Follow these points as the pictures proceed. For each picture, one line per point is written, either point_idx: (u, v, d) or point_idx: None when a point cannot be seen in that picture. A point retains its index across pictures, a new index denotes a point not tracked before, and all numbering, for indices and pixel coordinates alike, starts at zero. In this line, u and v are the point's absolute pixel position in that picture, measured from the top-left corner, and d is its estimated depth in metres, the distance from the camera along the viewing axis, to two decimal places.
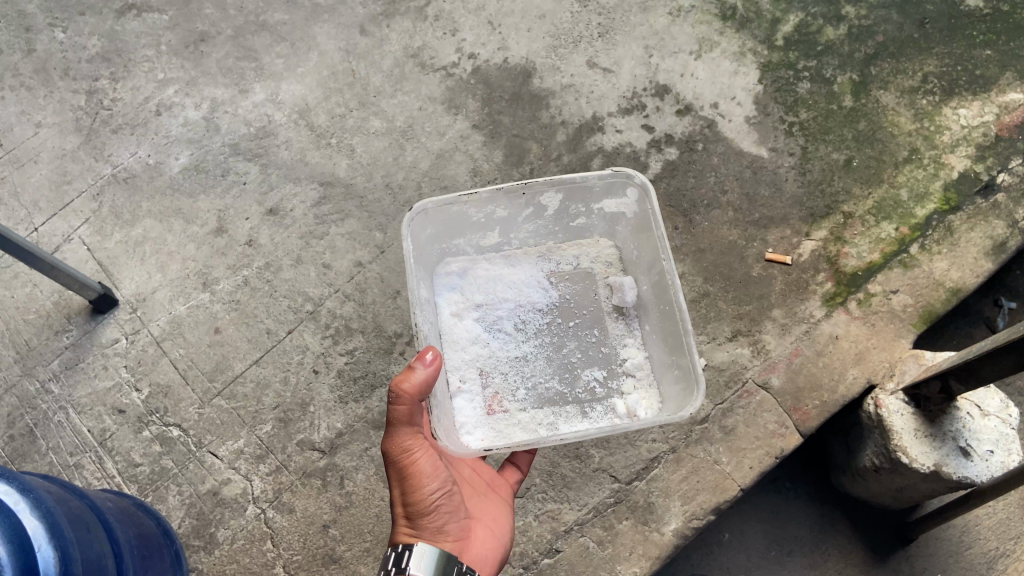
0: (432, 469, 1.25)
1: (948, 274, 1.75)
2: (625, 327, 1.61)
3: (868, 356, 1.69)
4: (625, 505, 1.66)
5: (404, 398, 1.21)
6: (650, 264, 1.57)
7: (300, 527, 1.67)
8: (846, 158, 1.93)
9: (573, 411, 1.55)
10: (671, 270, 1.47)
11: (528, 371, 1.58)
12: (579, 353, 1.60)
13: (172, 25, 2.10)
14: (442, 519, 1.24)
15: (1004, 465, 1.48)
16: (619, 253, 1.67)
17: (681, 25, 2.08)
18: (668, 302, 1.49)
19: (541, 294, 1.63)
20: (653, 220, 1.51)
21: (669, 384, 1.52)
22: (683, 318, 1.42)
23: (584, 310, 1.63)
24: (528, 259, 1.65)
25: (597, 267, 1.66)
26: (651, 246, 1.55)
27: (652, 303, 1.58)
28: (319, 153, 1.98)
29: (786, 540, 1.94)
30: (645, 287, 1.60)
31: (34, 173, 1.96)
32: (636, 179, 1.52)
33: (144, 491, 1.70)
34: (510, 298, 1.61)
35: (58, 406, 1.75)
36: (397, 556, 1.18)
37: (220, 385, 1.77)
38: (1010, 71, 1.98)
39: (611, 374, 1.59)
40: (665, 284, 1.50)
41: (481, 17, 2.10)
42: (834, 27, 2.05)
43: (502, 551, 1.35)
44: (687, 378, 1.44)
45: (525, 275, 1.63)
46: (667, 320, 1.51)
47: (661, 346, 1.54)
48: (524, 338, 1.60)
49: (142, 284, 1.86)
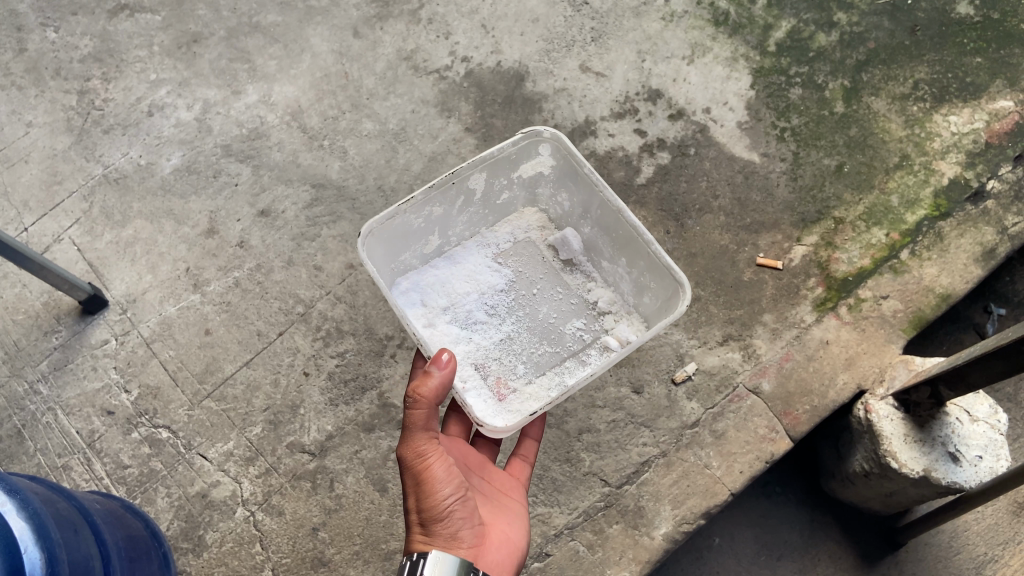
0: (448, 474, 1.23)
1: (938, 279, 1.74)
2: (586, 274, 1.65)
3: (858, 361, 1.68)
4: (615, 509, 1.65)
5: (420, 403, 1.20)
6: (586, 206, 1.63)
7: (289, 530, 1.66)
8: (837, 164, 1.94)
9: (570, 363, 1.56)
10: (609, 194, 1.53)
11: (517, 346, 1.58)
12: (555, 311, 1.62)
13: (165, 26, 2.10)
14: (455, 525, 1.24)
15: (992, 470, 1.48)
16: (544, 215, 1.71)
17: (674, 30, 2.09)
18: (624, 228, 1.54)
19: (499, 274, 1.64)
20: (576, 164, 1.55)
21: (648, 306, 1.56)
22: (643, 234, 1.47)
23: (540, 274, 1.65)
24: (468, 250, 1.65)
25: (533, 235, 1.69)
26: (586, 189, 1.59)
27: (603, 242, 1.62)
28: (311, 155, 1.97)
29: (776, 545, 1.94)
30: (587, 230, 1.65)
31: (25, 173, 1.95)
32: (545, 134, 1.57)
33: (132, 493, 1.69)
34: (471, 288, 1.61)
35: (47, 408, 1.74)
36: (412, 564, 1.16)
37: (210, 386, 1.76)
38: (1000, 78, 1.99)
39: (593, 318, 1.61)
40: (610, 212, 1.56)
41: (474, 20, 2.11)
42: (826, 34, 2.06)
43: (518, 556, 1.34)
44: (670, 288, 1.48)
45: (474, 265, 1.64)
46: (629, 246, 1.55)
47: (631, 274, 1.58)
48: (504, 315, 1.61)
49: (131, 285, 1.85)
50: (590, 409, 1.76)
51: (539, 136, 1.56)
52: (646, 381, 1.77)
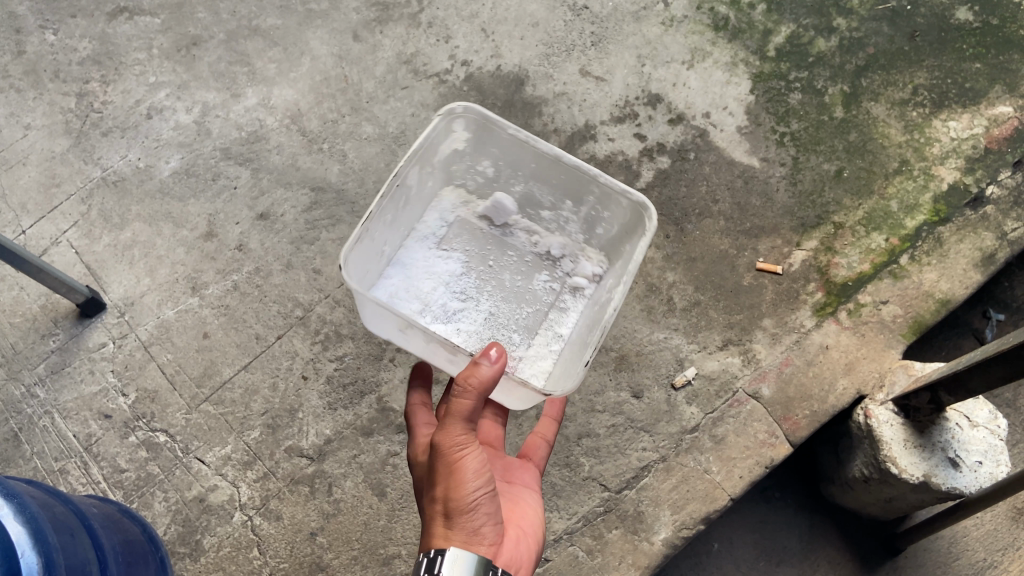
0: (483, 468, 1.14)
1: (938, 285, 1.74)
2: (526, 228, 1.63)
3: (857, 366, 1.68)
4: (615, 514, 1.64)
5: (467, 390, 1.11)
6: (513, 167, 1.54)
7: (287, 534, 1.65)
8: (836, 169, 1.94)
9: (553, 315, 1.56)
10: (541, 146, 1.44)
11: (500, 318, 1.55)
12: (518, 276, 1.60)
13: (164, 29, 2.10)
14: (479, 520, 1.13)
15: (992, 476, 1.48)
16: (461, 189, 1.62)
17: (674, 34, 2.10)
18: (563, 175, 1.49)
19: (452, 260, 1.58)
20: (498, 129, 1.45)
21: (602, 237, 1.57)
22: (591, 172, 1.43)
23: (487, 246, 1.61)
24: (411, 249, 1.56)
25: (460, 213, 1.61)
26: (511, 151, 1.50)
27: (537, 194, 1.57)
28: (310, 158, 1.97)
29: (775, 550, 1.94)
30: (518, 189, 1.59)
31: (23, 176, 1.95)
32: (457, 110, 1.42)
33: (129, 497, 1.68)
34: (436, 283, 1.55)
35: (44, 411, 1.73)
36: (430, 560, 1.08)
37: (208, 390, 1.75)
38: (999, 84, 1.99)
39: (555, 268, 1.60)
40: (546, 165, 1.49)
41: (474, 24, 2.11)
42: (826, 39, 2.07)
43: (535, 555, 1.25)
44: (627, 216, 1.48)
45: (424, 260, 1.57)
46: (571, 188, 1.51)
47: (576, 214, 1.57)
48: (478, 293, 1.57)
49: (129, 288, 1.85)
50: (589, 413, 1.74)
51: (453, 114, 1.42)
52: (645, 385, 1.76)
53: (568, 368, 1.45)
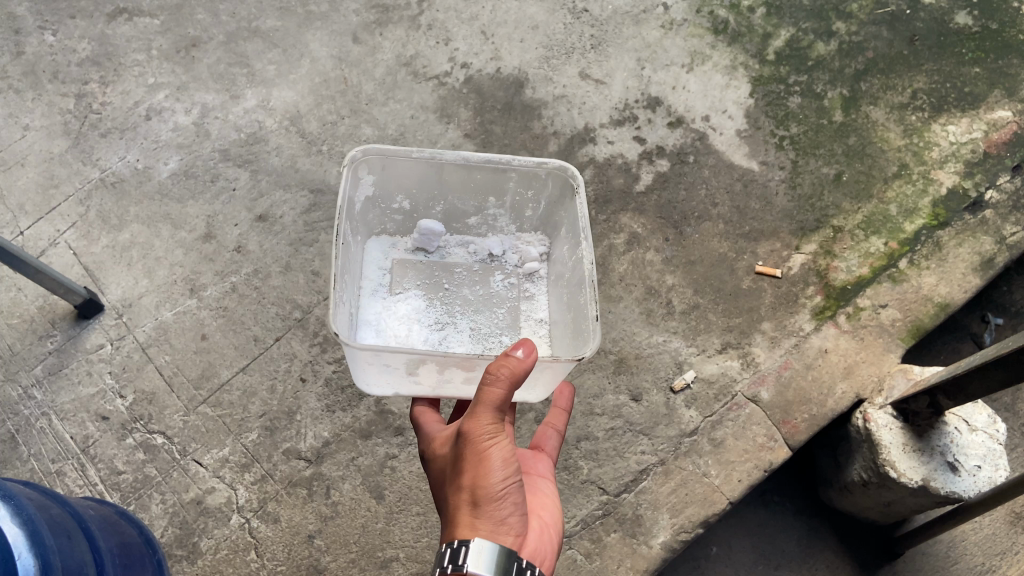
0: (511, 457, 1.10)
1: (936, 289, 1.74)
2: (461, 241, 1.50)
3: (856, 370, 1.68)
4: (614, 517, 1.63)
5: (498, 380, 1.07)
6: (425, 192, 1.45)
7: (284, 537, 1.63)
8: (835, 172, 1.95)
9: (525, 306, 1.46)
10: (447, 158, 1.38)
11: (483, 327, 1.41)
12: (478, 287, 1.46)
13: (163, 30, 2.13)
14: (505, 510, 1.10)
15: (991, 480, 1.49)
16: (382, 236, 1.49)
17: (673, 38, 2.12)
18: (479, 174, 1.42)
19: (410, 297, 1.42)
20: (400, 159, 1.37)
21: (533, 218, 1.52)
22: (504, 161, 1.40)
23: (435, 273, 1.46)
24: (367, 306, 1.39)
25: (393, 258, 1.46)
26: (418, 176, 1.42)
27: (459, 205, 1.48)
28: (310, 160, 1.97)
29: (774, 555, 1.93)
30: (438, 211, 1.49)
31: (21, 176, 1.94)
32: (356, 157, 1.34)
33: (125, 500, 1.65)
34: (409, 323, 1.39)
35: (40, 413, 1.72)
36: (453, 551, 1.05)
37: (206, 392, 1.74)
38: (997, 89, 2.00)
39: (504, 267, 1.49)
40: (456, 175, 1.42)
41: (474, 27, 2.14)
42: (824, 43, 2.08)
43: (554, 547, 1.19)
44: (550, 187, 1.45)
45: (390, 307, 1.40)
46: (489, 185, 1.45)
47: (503, 207, 1.50)
48: (452, 316, 1.42)
49: (128, 289, 1.84)
50: (588, 417, 1.73)
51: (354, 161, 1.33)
52: (645, 389, 1.76)
53: (568, 339, 1.38)
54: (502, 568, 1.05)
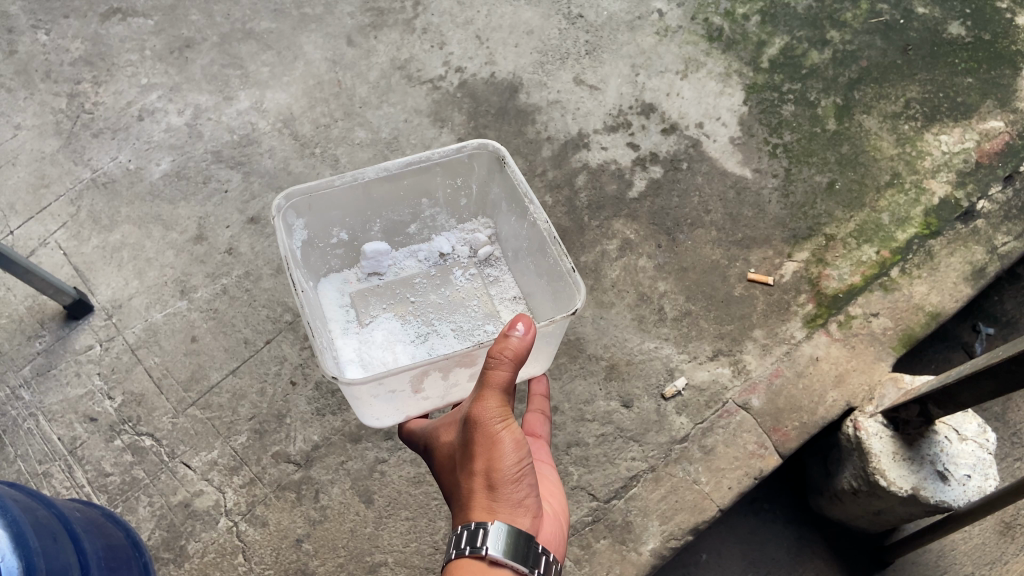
0: (522, 439, 1.08)
1: (928, 298, 1.73)
2: (409, 252, 1.51)
3: (848, 378, 1.67)
4: (603, 523, 1.63)
5: (503, 361, 1.06)
6: (362, 216, 1.44)
7: (272, 541, 1.62)
8: (829, 181, 1.95)
9: (494, 290, 1.49)
10: (367, 176, 1.38)
11: (463, 324, 1.43)
12: (445, 290, 1.48)
13: (158, 31, 2.14)
14: (522, 492, 1.07)
15: (980, 489, 1.47)
16: (330, 273, 1.48)
17: (667, 45, 2.13)
18: (406, 180, 1.43)
19: (383, 322, 1.42)
20: (325, 192, 1.36)
21: (469, 204, 1.53)
22: (422, 158, 1.40)
23: (398, 289, 1.48)
24: (349, 345, 1.38)
25: (351, 292, 1.46)
26: (349, 203, 1.41)
27: (395, 217, 1.49)
28: (303, 162, 1.97)
29: (764, 562, 1.93)
30: (377, 230, 1.48)
31: (12, 176, 1.94)
32: (281, 205, 1.33)
33: (113, 502, 1.64)
34: (394, 346, 1.39)
35: (28, 414, 1.71)
36: (471, 534, 1.03)
37: (195, 395, 1.73)
38: (991, 99, 2.01)
39: (459, 261, 1.52)
40: (385, 190, 1.43)
41: (469, 31, 2.15)
42: (819, 51, 2.10)
43: (564, 532, 1.19)
44: (477, 167, 1.47)
45: (372, 339, 1.39)
46: (419, 187, 1.46)
47: (437, 204, 1.51)
48: (430, 324, 1.43)
49: (117, 290, 1.83)
50: (579, 422, 1.73)
51: (281, 209, 1.32)
52: (636, 395, 1.75)
53: (548, 302, 1.40)
54: (522, 549, 1.02)
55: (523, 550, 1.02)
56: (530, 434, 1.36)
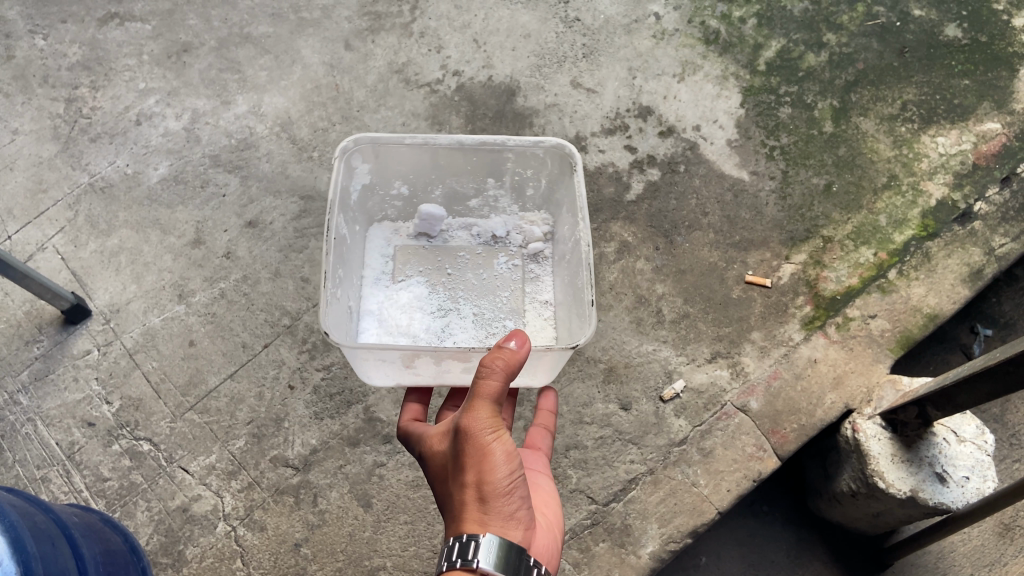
0: (514, 451, 1.08)
1: (926, 299, 1.73)
2: (464, 224, 1.53)
3: (846, 380, 1.67)
4: (602, 527, 1.62)
5: (494, 371, 1.07)
6: (426, 176, 1.47)
7: (270, 545, 1.62)
8: (826, 183, 1.95)
9: (530, 287, 1.48)
10: (438, 143, 1.39)
11: (483, 314, 1.44)
12: (479, 272, 1.49)
13: (155, 36, 2.14)
14: (514, 505, 1.07)
15: (978, 491, 1.47)
16: (388, 221, 1.54)
17: (664, 48, 2.13)
18: (475, 156, 1.44)
19: (413, 285, 1.46)
20: (395, 146, 1.39)
21: (534, 196, 1.53)
22: (495, 142, 1.40)
23: (438, 258, 1.50)
24: (371, 296, 1.44)
25: (398, 244, 1.51)
26: (416, 161, 1.44)
27: (458, 188, 1.51)
28: (300, 166, 1.97)
29: (764, 565, 1.93)
30: (438, 194, 1.52)
31: (9, 181, 1.94)
32: (349, 146, 1.37)
33: (111, 507, 1.64)
34: (410, 312, 1.43)
35: (27, 418, 1.70)
36: (463, 546, 1.02)
37: (193, 399, 1.73)
38: (987, 101, 2.01)
39: (508, 248, 1.52)
40: (451, 160, 1.44)
41: (466, 35, 2.15)
42: (815, 54, 2.10)
43: (558, 547, 1.19)
44: (549, 164, 1.45)
45: (393, 298, 1.44)
46: (487, 166, 1.46)
47: (502, 187, 1.51)
48: (455, 301, 1.45)
49: (115, 295, 1.83)
50: (578, 425, 1.73)
51: (348, 150, 1.36)
52: (634, 398, 1.75)
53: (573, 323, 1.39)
54: (514, 563, 1.02)
55: (515, 564, 1.02)
56: (530, 446, 1.38)
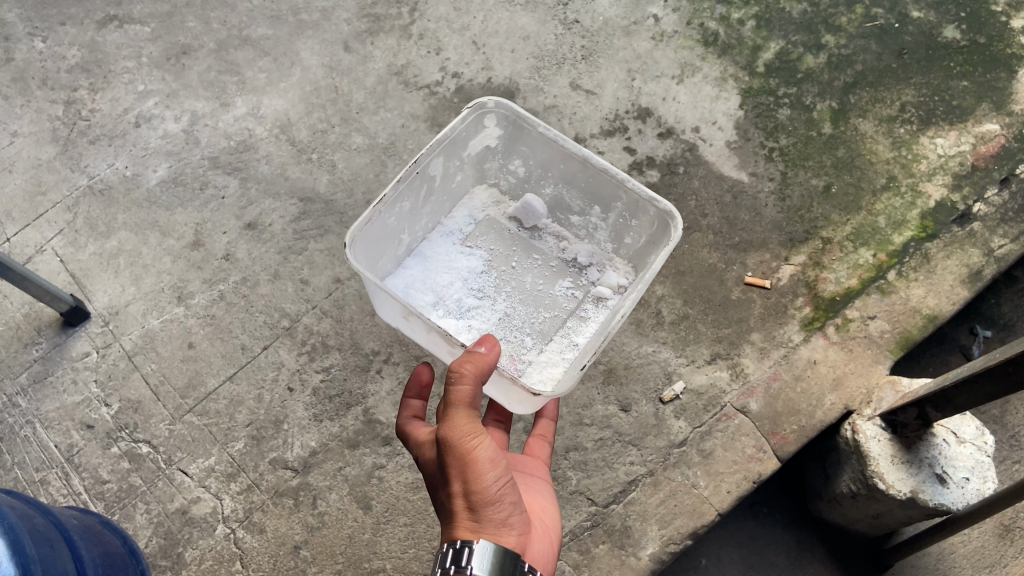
0: (499, 457, 1.08)
1: (925, 301, 1.73)
2: (555, 234, 1.58)
3: (846, 381, 1.67)
4: (602, 528, 1.62)
5: (464, 377, 1.07)
6: (545, 167, 1.54)
7: (270, 548, 1.62)
8: (825, 184, 1.95)
9: (572, 323, 1.48)
10: (569, 147, 1.46)
11: (514, 322, 1.48)
12: (539, 278, 1.53)
13: (154, 38, 2.14)
14: (505, 511, 1.07)
15: (978, 492, 1.47)
16: (495, 189, 1.62)
17: (663, 49, 2.14)
18: (593, 178, 1.49)
19: (473, 256, 1.54)
20: (531, 128, 1.48)
21: (631, 248, 1.54)
22: (614, 175, 1.44)
23: (513, 247, 1.56)
24: (435, 242, 1.54)
25: (489, 212, 1.59)
26: (543, 150, 1.51)
27: (567, 198, 1.56)
28: (299, 168, 1.97)
29: (764, 566, 1.93)
30: (548, 192, 1.58)
31: (8, 183, 1.94)
32: (489, 106, 1.46)
33: (110, 509, 1.64)
34: (454, 276, 1.50)
35: (25, 421, 1.70)
36: (456, 553, 1.03)
37: (193, 401, 1.73)
38: (986, 103, 2.02)
39: (578, 276, 1.54)
40: (571, 167, 1.50)
41: (465, 37, 2.15)
42: (814, 55, 2.11)
43: (555, 550, 1.19)
44: (655, 225, 1.47)
45: (446, 255, 1.53)
46: (600, 193, 1.50)
47: (606, 222, 1.54)
48: (497, 291, 1.51)
49: (114, 297, 1.83)
50: (578, 427, 1.73)
51: (484, 107, 1.45)
52: (634, 399, 1.75)
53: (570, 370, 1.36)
54: (510, 566, 1.02)
55: (510, 569, 1.02)
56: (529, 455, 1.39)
